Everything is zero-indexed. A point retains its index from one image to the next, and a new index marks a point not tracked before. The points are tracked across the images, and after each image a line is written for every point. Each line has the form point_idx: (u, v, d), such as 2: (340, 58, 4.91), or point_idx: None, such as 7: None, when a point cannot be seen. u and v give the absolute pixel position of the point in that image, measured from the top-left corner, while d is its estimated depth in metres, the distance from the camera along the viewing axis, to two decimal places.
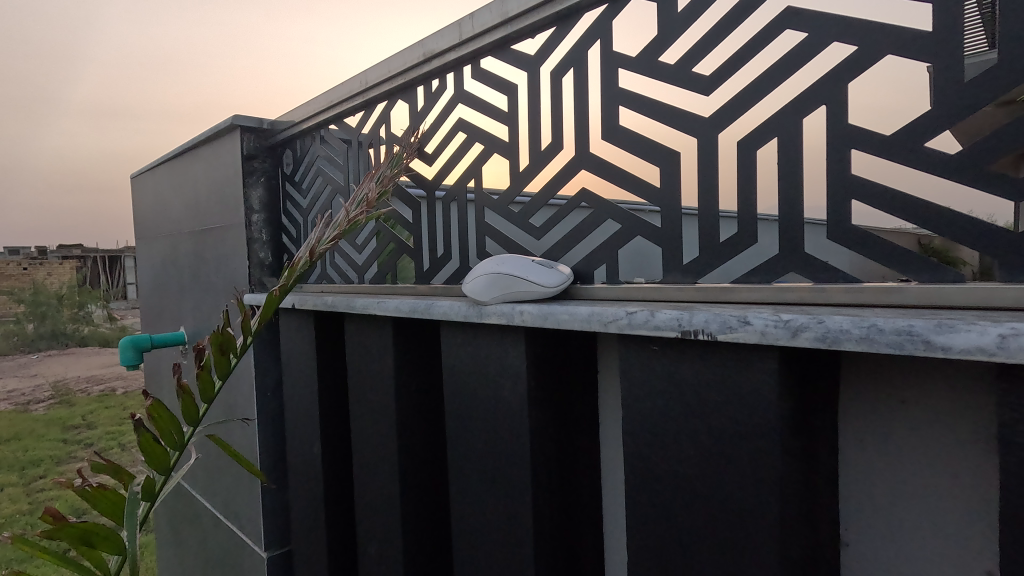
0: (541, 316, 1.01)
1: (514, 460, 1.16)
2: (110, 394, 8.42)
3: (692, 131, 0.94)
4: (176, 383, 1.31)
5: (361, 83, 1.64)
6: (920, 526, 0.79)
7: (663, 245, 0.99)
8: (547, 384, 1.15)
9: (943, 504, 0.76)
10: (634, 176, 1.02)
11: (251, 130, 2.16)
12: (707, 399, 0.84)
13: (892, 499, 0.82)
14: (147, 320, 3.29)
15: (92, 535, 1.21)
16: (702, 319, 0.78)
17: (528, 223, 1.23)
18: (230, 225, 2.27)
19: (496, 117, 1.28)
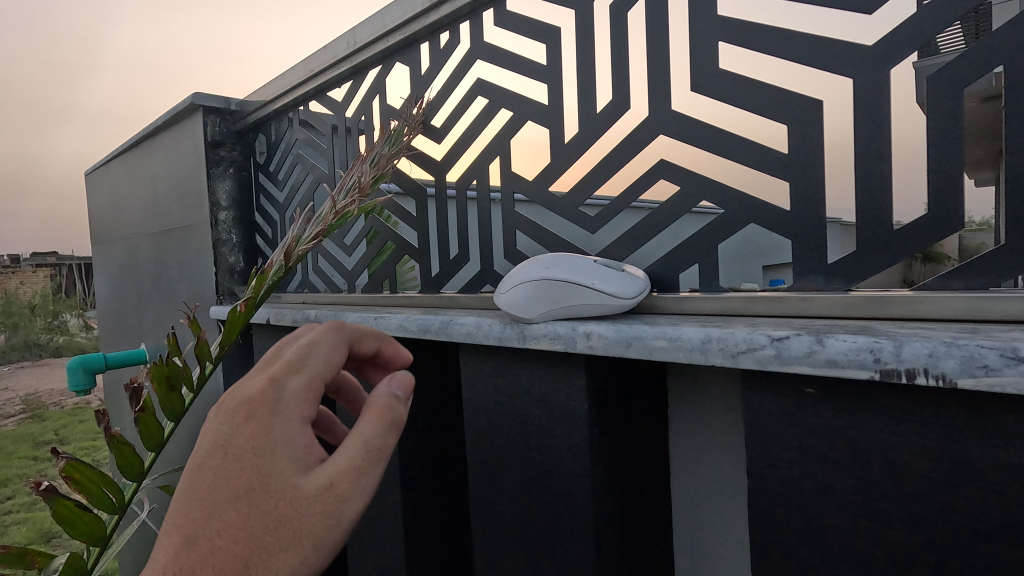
0: (621, 343, 0.70)
1: (567, 535, 0.84)
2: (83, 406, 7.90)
3: (843, 68, 0.64)
4: (107, 433, 0.98)
5: (349, 44, 1.32)
6: None
7: (794, 235, 0.70)
8: (614, 431, 0.84)
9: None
10: (745, 139, 0.72)
11: (216, 112, 1.83)
12: (904, 475, 0.53)
13: None
14: (106, 335, 2.91)
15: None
16: (920, 351, 0.48)
17: (579, 213, 0.92)
18: (193, 226, 1.93)
19: (530, 72, 0.98)
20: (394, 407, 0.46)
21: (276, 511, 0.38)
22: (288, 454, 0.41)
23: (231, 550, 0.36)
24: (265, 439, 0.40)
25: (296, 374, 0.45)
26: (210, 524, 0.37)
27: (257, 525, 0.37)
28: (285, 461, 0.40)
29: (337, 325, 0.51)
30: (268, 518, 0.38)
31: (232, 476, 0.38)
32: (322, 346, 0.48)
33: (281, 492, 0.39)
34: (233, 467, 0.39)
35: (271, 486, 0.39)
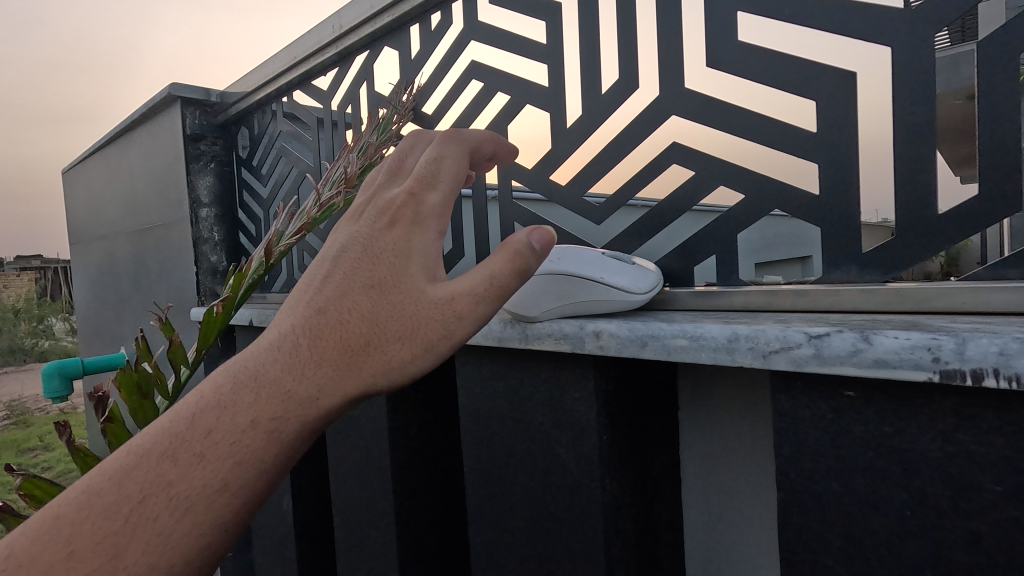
0: (635, 342, 0.63)
1: (574, 550, 0.77)
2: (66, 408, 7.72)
3: (878, 37, 0.58)
4: (71, 445, 0.88)
5: (334, 28, 1.25)
6: None
7: (822, 223, 0.64)
8: (624, 437, 0.77)
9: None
10: (768, 119, 0.66)
11: (196, 104, 1.75)
12: (961, 488, 0.47)
13: None
14: (85, 338, 2.80)
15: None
16: (987, 348, 0.42)
17: (583, 202, 0.85)
18: (172, 224, 1.84)
19: (528, 53, 0.91)
20: (519, 256, 0.40)
21: (403, 307, 0.40)
22: (418, 259, 0.42)
23: (360, 328, 0.39)
24: (401, 241, 0.43)
25: (436, 184, 0.45)
26: (344, 303, 0.40)
27: (384, 314, 0.40)
28: (415, 267, 0.42)
29: (458, 133, 0.49)
30: (396, 313, 0.40)
31: (369, 268, 0.41)
32: (459, 161, 0.47)
33: (409, 291, 0.41)
34: (370, 261, 0.42)
35: (400, 284, 0.41)
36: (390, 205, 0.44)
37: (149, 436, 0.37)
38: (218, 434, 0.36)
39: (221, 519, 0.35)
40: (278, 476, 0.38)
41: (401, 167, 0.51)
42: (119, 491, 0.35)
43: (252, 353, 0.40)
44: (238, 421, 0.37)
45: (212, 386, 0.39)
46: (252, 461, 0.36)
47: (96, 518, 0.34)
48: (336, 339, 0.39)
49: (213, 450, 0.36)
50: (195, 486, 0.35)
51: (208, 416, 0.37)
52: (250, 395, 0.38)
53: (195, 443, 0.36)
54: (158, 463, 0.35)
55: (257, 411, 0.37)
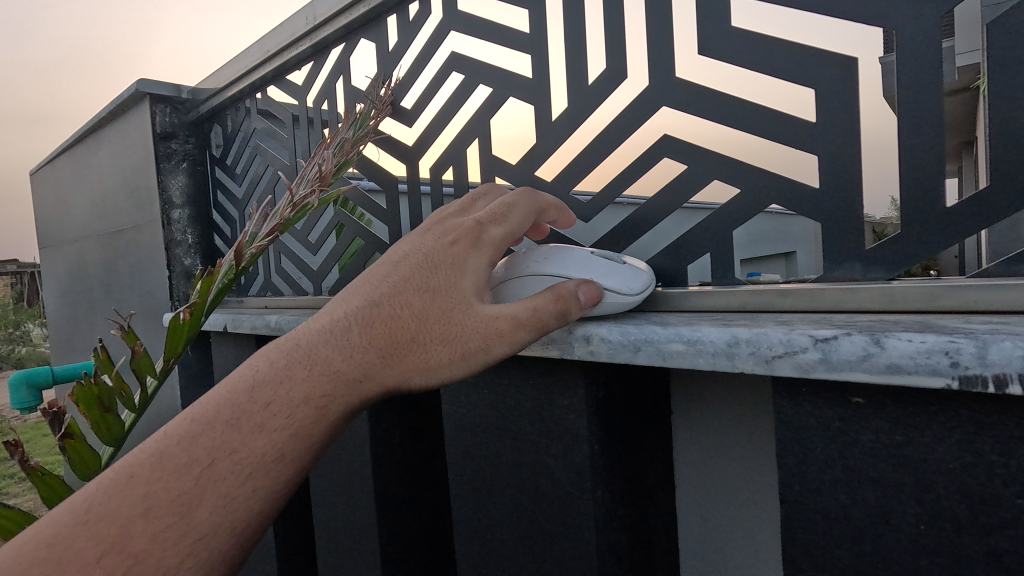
0: (627, 347, 0.60)
1: (565, 565, 0.73)
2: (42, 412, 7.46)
3: (881, 20, 0.55)
4: (27, 464, 0.81)
5: (308, 20, 1.19)
6: None
7: (823, 218, 0.60)
8: (617, 445, 0.73)
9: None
10: (764, 108, 0.62)
11: (166, 101, 1.67)
12: (980, 500, 0.44)
13: None
14: (57, 346, 2.70)
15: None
16: (1012, 352, 0.39)
17: (570, 199, 0.81)
18: (143, 225, 1.77)
19: (511, 42, 0.87)
20: (563, 297, 0.57)
21: (448, 314, 0.54)
22: (464, 278, 0.57)
23: (410, 328, 0.53)
24: (457, 262, 0.57)
25: (494, 223, 0.62)
26: (399, 305, 0.53)
27: (431, 318, 0.53)
28: (464, 286, 0.56)
29: (532, 194, 0.69)
30: (442, 319, 0.54)
31: (425, 280, 0.55)
32: (519, 211, 0.65)
33: (455, 302, 0.55)
34: (426, 273, 0.55)
35: (452, 296, 0.55)
36: (453, 232, 0.60)
37: (213, 406, 0.47)
38: (276, 406, 0.47)
39: (279, 476, 0.46)
40: (319, 446, 0.49)
41: (473, 206, 0.70)
42: (190, 455, 0.44)
43: (305, 338, 0.51)
44: (293, 396, 0.47)
45: (268, 364, 0.50)
46: (311, 429, 0.48)
47: (169, 476, 0.42)
48: (386, 335, 0.52)
49: (271, 421, 0.46)
50: (256, 450, 0.45)
51: (266, 391, 0.47)
52: (303, 373, 0.49)
53: (255, 414, 0.46)
54: (224, 430, 0.45)
55: (318, 387, 0.49)
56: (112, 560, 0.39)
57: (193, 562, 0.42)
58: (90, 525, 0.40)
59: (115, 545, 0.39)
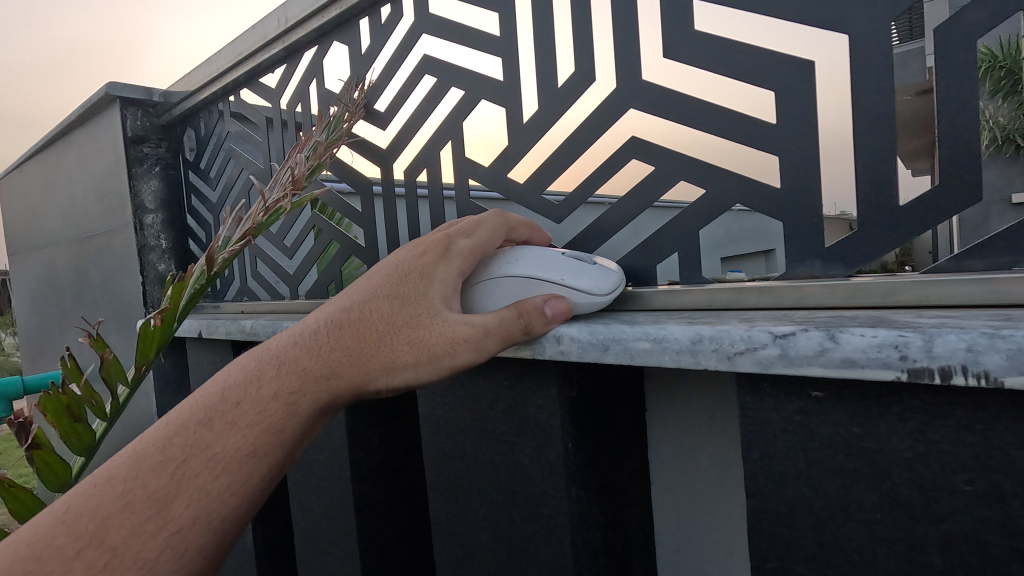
0: (596, 346, 0.60)
1: (542, 562, 0.74)
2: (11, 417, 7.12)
3: (834, 25, 0.57)
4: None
5: (279, 22, 1.18)
6: None
7: (784, 217, 0.62)
8: (591, 444, 0.74)
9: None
10: (726, 111, 0.64)
11: (137, 105, 1.65)
12: (932, 488, 0.46)
13: None
14: (28, 355, 2.64)
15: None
16: (956, 344, 0.40)
17: (543, 201, 0.82)
18: (115, 231, 1.74)
19: (481, 45, 0.87)
20: (531, 312, 0.61)
21: (417, 318, 0.55)
22: (430, 284, 0.58)
23: (379, 329, 0.54)
24: (427, 269, 0.59)
25: (462, 235, 0.64)
26: (369, 309, 0.55)
27: (400, 320, 0.55)
28: (435, 293, 0.58)
29: (501, 211, 0.72)
30: (412, 322, 0.55)
31: (394, 285, 0.57)
32: (487, 224, 0.68)
33: (425, 307, 0.57)
34: (395, 279, 0.57)
35: (421, 301, 0.57)
36: (421, 243, 0.62)
37: (185, 410, 0.47)
38: (247, 405, 0.47)
39: (255, 474, 0.45)
40: (291, 446, 0.49)
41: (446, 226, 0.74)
42: (163, 454, 0.43)
43: (274, 344, 0.53)
44: (264, 394, 0.48)
45: (238, 369, 0.50)
46: (284, 426, 0.48)
47: (144, 474, 0.42)
48: (355, 336, 0.53)
49: (242, 418, 0.46)
50: (228, 447, 0.44)
51: (236, 390, 0.48)
52: (272, 373, 0.50)
53: (227, 412, 0.46)
54: (196, 429, 0.45)
55: (291, 386, 0.49)
56: (87, 558, 0.37)
57: (168, 561, 0.40)
58: (65, 524, 0.38)
59: (91, 542, 0.38)
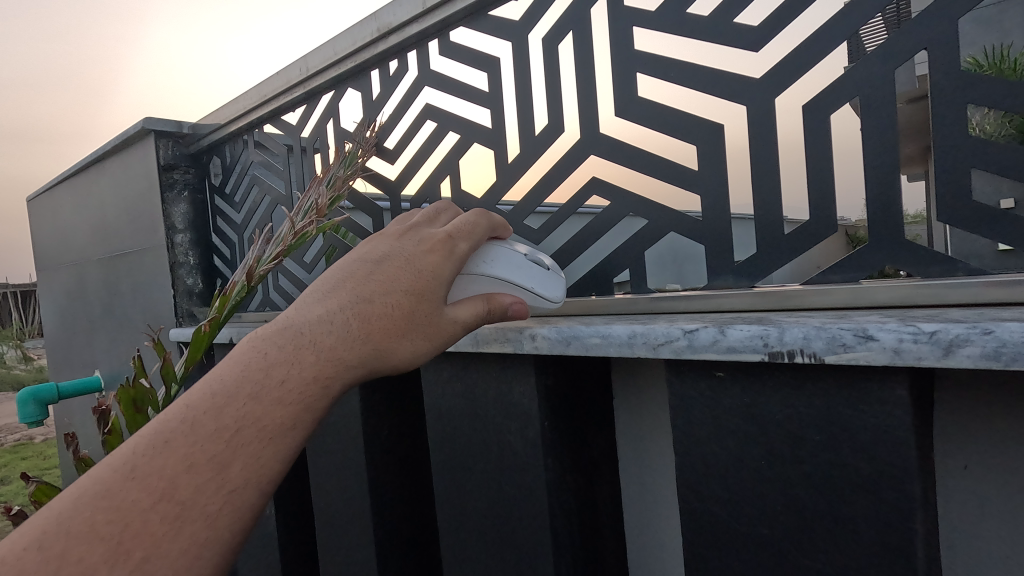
0: (562, 342, 0.79)
1: (526, 519, 0.91)
2: (18, 424, 7.29)
3: (739, 97, 0.75)
4: (74, 456, 0.97)
5: (301, 70, 1.38)
6: None
7: (707, 242, 0.80)
8: (564, 423, 0.92)
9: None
10: (662, 159, 0.82)
11: (169, 136, 1.84)
12: (798, 439, 0.63)
13: None
14: (54, 364, 2.82)
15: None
16: (798, 335, 0.58)
17: (524, 226, 1.00)
18: (147, 249, 1.92)
19: (473, 98, 1.06)
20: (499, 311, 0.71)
21: (431, 315, 0.61)
22: (443, 275, 0.65)
23: (401, 322, 0.58)
24: (434, 267, 0.65)
25: (462, 238, 0.71)
26: (393, 301, 0.58)
27: (415, 317, 0.59)
28: (441, 292, 0.64)
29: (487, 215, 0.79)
30: (427, 318, 0.61)
31: (410, 281, 0.61)
32: (479, 228, 0.75)
33: (436, 305, 0.62)
34: (411, 275, 0.61)
35: (432, 299, 0.62)
36: (429, 242, 0.67)
37: (230, 381, 0.46)
38: (292, 383, 0.47)
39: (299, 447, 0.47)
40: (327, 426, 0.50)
41: (436, 216, 0.77)
42: (219, 422, 0.43)
43: (307, 325, 0.52)
44: (308, 374, 0.48)
45: (277, 343, 0.50)
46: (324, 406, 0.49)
47: (203, 438, 0.42)
48: (382, 326, 0.56)
49: (290, 395, 0.47)
50: (281, 421, 0.45)
51: (281, 368, 0.48)
52: (313, 354, 0.50)
53: (274, 387, 0.46)
54: (248, 401, 0.45)
55: (330, 367, 0.50)
56: (162, 511, 0.39)
57: (227, 522, 0.41)
58: (135, 480, 0.39)
59: (165, 496, 0.39)
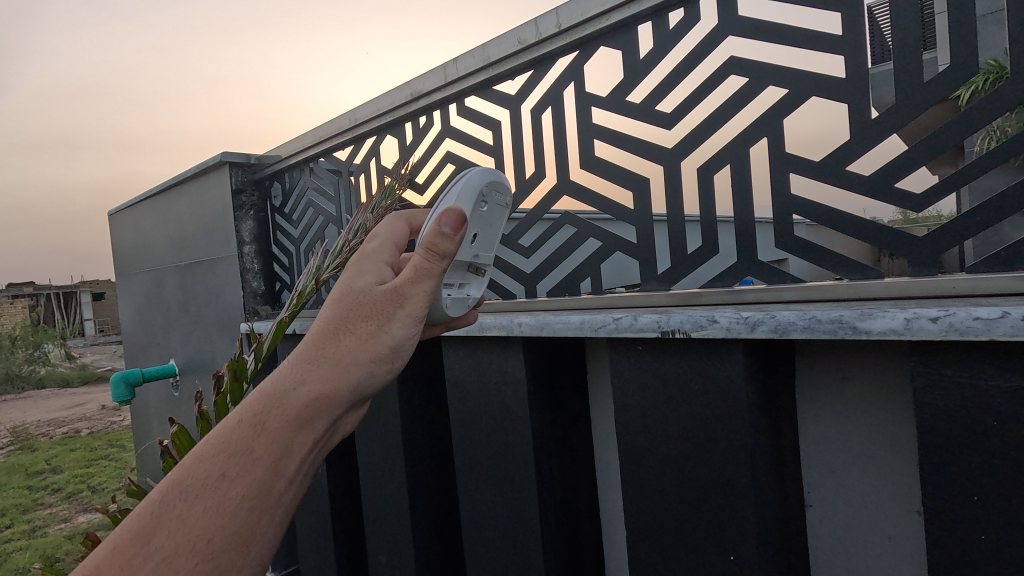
0: (540, 326, 1.15)
1: (518, 458, 1.25)
2: (70, 418, 7.90)
3: (659, 159, 1.09)
4: (196, 408, 1.34)
5: (351, 120, 1.76)
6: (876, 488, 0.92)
7: (641, 259, 1.14)
8: (545, 388, 1.26)
9: (900, 477, 0.89)
10: (611, 200, 1.17)
11: (239, 166, 2.25)
12: (687, 390, 0.97)
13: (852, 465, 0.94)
14: (130, 355, 3.28)
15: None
16: (678, 320, 0.94)
17: (518, 244, 1.37)
18: (221, 258, 2.34)
19: (482, 149, 1.42)
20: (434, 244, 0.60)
21: (361, 301, 0.59)
22: (358, 277, 0.62)
23: (330, 326, 0.56)
24: (350, 270, 0.64)
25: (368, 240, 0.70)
26: (318, 318, 0.58)
27: (342, 312, 0.57)
28: (367, 280, 0.62)
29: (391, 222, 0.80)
30: (357, 306, 0.58)
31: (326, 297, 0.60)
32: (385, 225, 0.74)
33: (362, 291, 0.59)
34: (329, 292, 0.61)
35: (356, 289, 0.60)
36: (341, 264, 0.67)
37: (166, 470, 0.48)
38: (217, 437, 0.48)
39: (245, 489, 0.46)
40: (269, 457, 0.48)
41: None
42: (144, 504, 0.44)
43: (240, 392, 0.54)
44: (233, 422, 0.49)
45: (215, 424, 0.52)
46: (271, 440, 0.48)
47: (126, 524, 0.43)
48: (311, 344, 0.55)
49: (213, 447, 0.47)
50: (209, 471, 0.45)
51: (211, 433, 0.49)
52: (240, 406, 0.51)
53: (199, 449, 0.47)
54: (171, 474, 0.46)
55: (261, 410, 0.50)
56: None
57: None
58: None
59: None
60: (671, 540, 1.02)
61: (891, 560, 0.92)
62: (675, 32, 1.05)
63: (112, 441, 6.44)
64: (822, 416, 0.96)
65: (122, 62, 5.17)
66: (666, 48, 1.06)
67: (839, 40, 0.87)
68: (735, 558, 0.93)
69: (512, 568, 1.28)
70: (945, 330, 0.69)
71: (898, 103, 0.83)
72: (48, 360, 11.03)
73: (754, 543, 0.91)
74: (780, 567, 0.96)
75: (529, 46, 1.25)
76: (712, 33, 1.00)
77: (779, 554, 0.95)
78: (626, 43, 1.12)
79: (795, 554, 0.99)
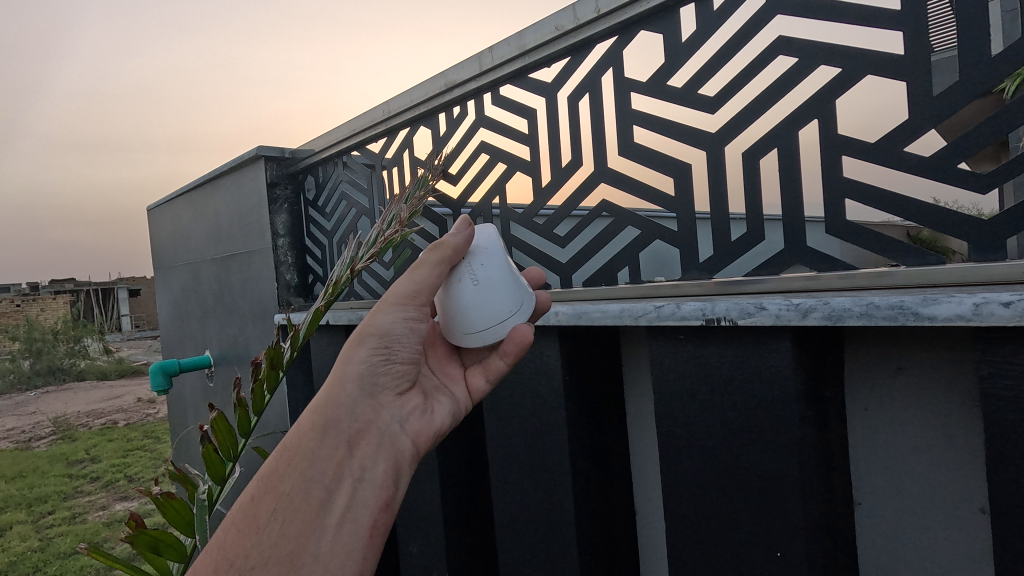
0: (577, 316, 1.14)
1: (553, 449, 1.24)
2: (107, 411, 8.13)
3: (702, 144, 1.06)
4: (235, 395, 1.34)
5: (385, 112, 1.77)
6: (930, 485, 0.88)
7: (682, 248, 1.11)
8: (580, 379, 1.24)
9: (960, 472, 0.84)
10: (652, 188, 1.14)
11: (274, 160, 2.29)
12: (730, 381, 0.94)
13: (905, 461, 0.90)
14: (168, 346, 3.37)
15: (163, 541, 1.10)
16: (723, 308, 0.91)
17: (554, 234, 1.35)
18: (256, 251, 2.38)
19: (516, 138, 1.41)
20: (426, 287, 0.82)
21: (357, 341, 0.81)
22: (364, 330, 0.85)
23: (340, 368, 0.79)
24: None
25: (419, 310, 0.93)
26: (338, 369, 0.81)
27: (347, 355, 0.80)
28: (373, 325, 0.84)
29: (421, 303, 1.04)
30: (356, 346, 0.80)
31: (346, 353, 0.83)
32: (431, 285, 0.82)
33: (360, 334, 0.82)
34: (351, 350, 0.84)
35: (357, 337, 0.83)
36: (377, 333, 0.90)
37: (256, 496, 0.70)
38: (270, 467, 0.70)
39: (275, 503, 0.65)
40: (297, 474, 0.68)
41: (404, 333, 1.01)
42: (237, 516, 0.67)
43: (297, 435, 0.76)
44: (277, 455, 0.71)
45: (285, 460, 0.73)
46: (292, 459, 0.70)
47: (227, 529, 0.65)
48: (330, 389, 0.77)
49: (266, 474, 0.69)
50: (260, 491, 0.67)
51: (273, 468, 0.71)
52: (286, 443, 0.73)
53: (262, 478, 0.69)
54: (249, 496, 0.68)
55: (284, 445, 0.72)
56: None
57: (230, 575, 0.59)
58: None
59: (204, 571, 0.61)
60: (711, 533, 0.99)
61: (948, 561, 0.87)
62: (719, 13, 1.02)
63: (147, 433, 6.61)
64: (875, 409, 0.92)
65: (161, 64, 5.30)
66: (709, 29, 1.03)
67: (897, 16, 0.83)
68: (781, 555, 0.90)
69: (545, 561, 1.27)
70: (1018, 316, 0.64)
71: (963, 79, 0.79)
72: (85, 354, 11.42)
73: (801, 539, 0.87)
74: (828, 565, 0.92)
75: (567, 32, 1.23)
76: (759, 12, 0.97)
77: (826, 551, 0.91)
78: (666, 26, 1.09)
79: (842, 552, 0.95)
